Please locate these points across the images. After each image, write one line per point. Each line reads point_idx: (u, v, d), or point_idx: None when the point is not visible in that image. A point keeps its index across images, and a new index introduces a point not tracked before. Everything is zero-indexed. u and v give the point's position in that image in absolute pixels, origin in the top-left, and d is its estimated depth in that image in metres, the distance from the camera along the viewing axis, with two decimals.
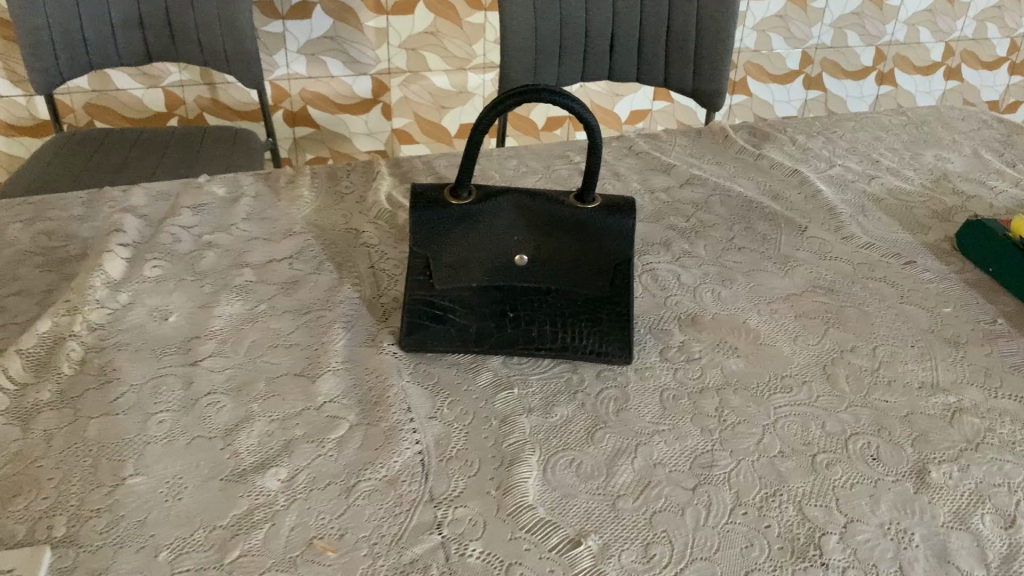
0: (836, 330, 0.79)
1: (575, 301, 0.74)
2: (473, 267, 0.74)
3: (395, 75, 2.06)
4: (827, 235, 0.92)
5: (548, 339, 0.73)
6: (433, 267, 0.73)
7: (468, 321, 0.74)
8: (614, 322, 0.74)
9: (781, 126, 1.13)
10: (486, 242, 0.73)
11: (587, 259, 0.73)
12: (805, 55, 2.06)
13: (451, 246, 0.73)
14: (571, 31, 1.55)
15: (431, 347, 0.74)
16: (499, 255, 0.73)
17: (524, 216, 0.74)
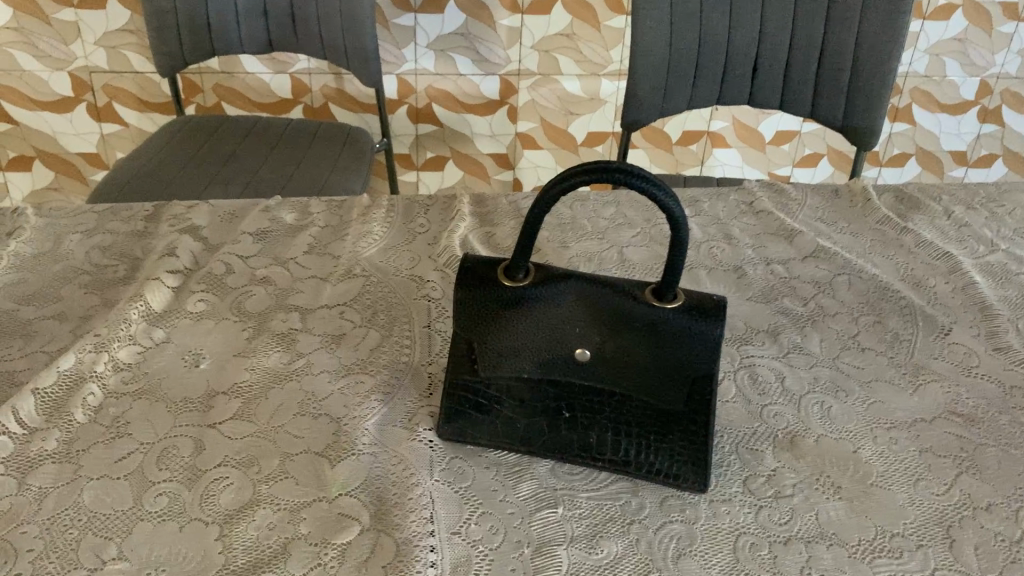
0: (968, 477, 0.64)
1: (644, 411, 0.62)
2: (526, 358, 0.62)
3: (525, 77, 1.94)
4: (974, 343, 0.76)
5: (608, 450, 0.62)
6: (480, 351, 0.63)
7: (516, 417, 0.63)
8: (691, 442, 0.61)
9: (935, 192, 0.97)
10: (543, 331, 0.62)
11: (663, 366, 0.61)
12: (985, 84, 1.97)
13: (501, 330, 0.62)
14: (710, 51, 1.40)
15: (470, 440, 0.64)
16: (557, 347, 0.62)
17: (591, 305, 0.63)
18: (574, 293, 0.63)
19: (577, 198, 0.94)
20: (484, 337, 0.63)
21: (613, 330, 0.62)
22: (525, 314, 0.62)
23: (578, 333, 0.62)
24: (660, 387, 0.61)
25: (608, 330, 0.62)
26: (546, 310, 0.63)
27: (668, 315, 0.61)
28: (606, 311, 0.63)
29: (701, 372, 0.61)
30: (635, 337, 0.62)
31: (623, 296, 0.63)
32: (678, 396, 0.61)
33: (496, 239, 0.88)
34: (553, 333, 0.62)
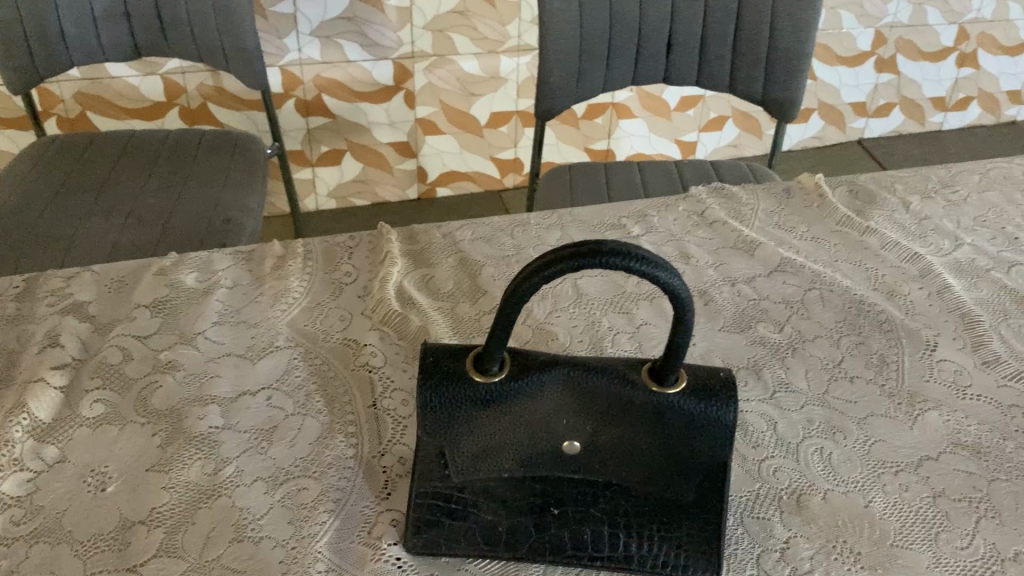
0: (988, 520, 0.59)
1: (647, 502, 0.54)
2: (506, 457, 0.54)
3: (420, 60, 1.75)
4: (962, 359, 0.71)
5: (606, 548, 0.53)
6: (450, 454, 0.54)
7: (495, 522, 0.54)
8: (701, 530, 0.53)
9: (888, 182, 0.91)
10: (526, 429, 0.54)
11: (665, 454, 0.53)
12: (879, 34, 1.96)
13: (474, 431, 0.53)
14: (622, 29, 1.30)
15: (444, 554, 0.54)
16: (541, 443, 0.54)
17: (580, 393, 0.54)
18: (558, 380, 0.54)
19: (516, 224, 0.85)
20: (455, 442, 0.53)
21: (605, 418, 0.54)
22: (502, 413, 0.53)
23: (565, 427, 0.54)
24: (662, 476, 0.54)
25: (601, 421, 0.54)
26: (527, 406, 0.54)
27: (673, 399, 0.53)
28: (596, 401, 0.54)
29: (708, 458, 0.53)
30: (632, 424, 0.54)
31: (615, 380, 0.54)
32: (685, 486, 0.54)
33: (435, 283, 0.78)
34: (535, 428, 0.54)
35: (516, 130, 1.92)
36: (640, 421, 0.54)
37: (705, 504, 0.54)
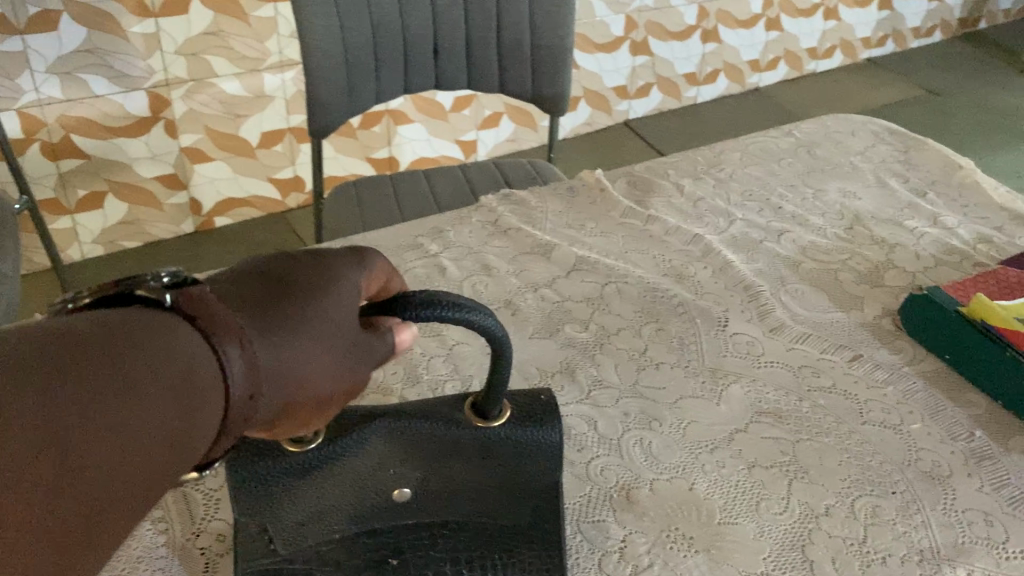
0: (799, 482, 0.63)
1: (487, 534, 0.53)
2: (334, 520, 0.51)
3: (177, 86, 1.63)
4: (753, 330, 0.76)
5: None
6: (273, 530, 0.50)
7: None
8: (542, 550, 0.53)
9: (662, 168, 0.96)
10: (352, 491, 0.50)
11: (498, 487, 0.53)
12: (629, 20, 2.06)
13: (296, 505, 0.49)
14: (387, 40, 1.28)
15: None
16: (371, 502, 0.51)
17: (407, 444, 0.51)
18: (384, 432, 0.50)
19: None
20: (276, 519, 0.49)
21: (435, 463, 0.51)
22: (325, 480, 0.49)
23: (394, 481, 0.51)
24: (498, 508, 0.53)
25: (432, 468, 0.51)
26: (350, 466, 0.49)
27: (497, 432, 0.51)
28: (424, 448, 0.51)
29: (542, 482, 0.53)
30: (461, 462, 0.52)
31: (438, 421, 0.51)
32: (521, 510, 0.54)
33: None
34: (363, 490, 0.50)
35: (291, 148, 1.84)
36: (471, 461, 0.52)
37: (542, 524, 0.54)
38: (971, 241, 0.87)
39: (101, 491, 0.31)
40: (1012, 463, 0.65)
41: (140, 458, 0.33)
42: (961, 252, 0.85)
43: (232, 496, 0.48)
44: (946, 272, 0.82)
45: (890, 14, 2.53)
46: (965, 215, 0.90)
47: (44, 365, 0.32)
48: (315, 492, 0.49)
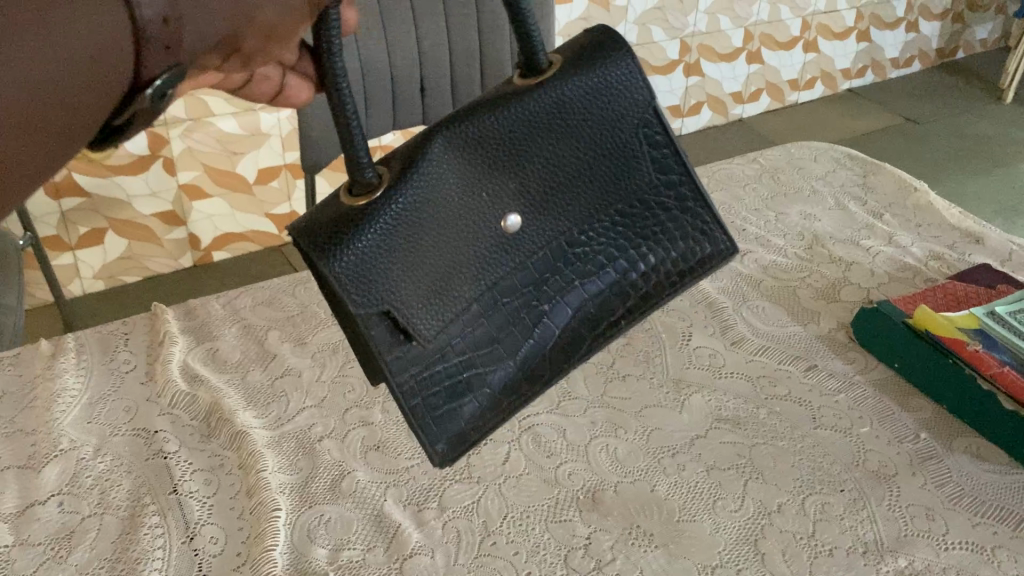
0: (754, 482, 0.68)
1: (588, 204, 0.61)
2: (455, 252, 0.56)
3: (174, 125, 1.69)
4: (715, 343, 0.81)
5: (585, 255, 0.61)
6: (404, 309, 0.54)
7: (460, 348, 0.58)
8: (629, 199, 0.62)
9: None
10: (434, 233, 0.55)
11: (550, 174, 0.59)
12: None
13: (391, 270, 0.54)
14: (375, 78, 1.32)
15: (438, 410, 0.58)
16: (456, 242, 0.56)
17: (456, 163, 0.56)
18: (432, 158, 0.55)
19: (296, 283, 0.86)
20: (387, 292, 0.54)
21: (507, 161, 0.57)
22: (410, 228, 0.54)
23: (465, 208, 0.56)
24: (562, 203, 0.60)
25: (491, 180, 0.57)
26: (435, 194, 0.55)
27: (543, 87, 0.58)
28: (492, 137, 0.57)
29: (582, 162, 0.60)
30: (528, 145, 0.58)
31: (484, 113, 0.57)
32: (602, 170, 0.61)
33: (221, 355, 0.77)
34: (441, 228, 0.55)
35: (287, 183, 1.88)
36: (518, 155, 0.58)
37: (622, 181, 0.62)
38: (923, 257, 0.92)
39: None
40: (953, 461, 0.70)
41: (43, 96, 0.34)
42: (913, 268, 0.90)
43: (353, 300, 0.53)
44: (897, 287, 0.87)
45: (868, 46, 2.60)
46: (919, 234, 0.96)
47: None
48: (425, 238, 0.55)
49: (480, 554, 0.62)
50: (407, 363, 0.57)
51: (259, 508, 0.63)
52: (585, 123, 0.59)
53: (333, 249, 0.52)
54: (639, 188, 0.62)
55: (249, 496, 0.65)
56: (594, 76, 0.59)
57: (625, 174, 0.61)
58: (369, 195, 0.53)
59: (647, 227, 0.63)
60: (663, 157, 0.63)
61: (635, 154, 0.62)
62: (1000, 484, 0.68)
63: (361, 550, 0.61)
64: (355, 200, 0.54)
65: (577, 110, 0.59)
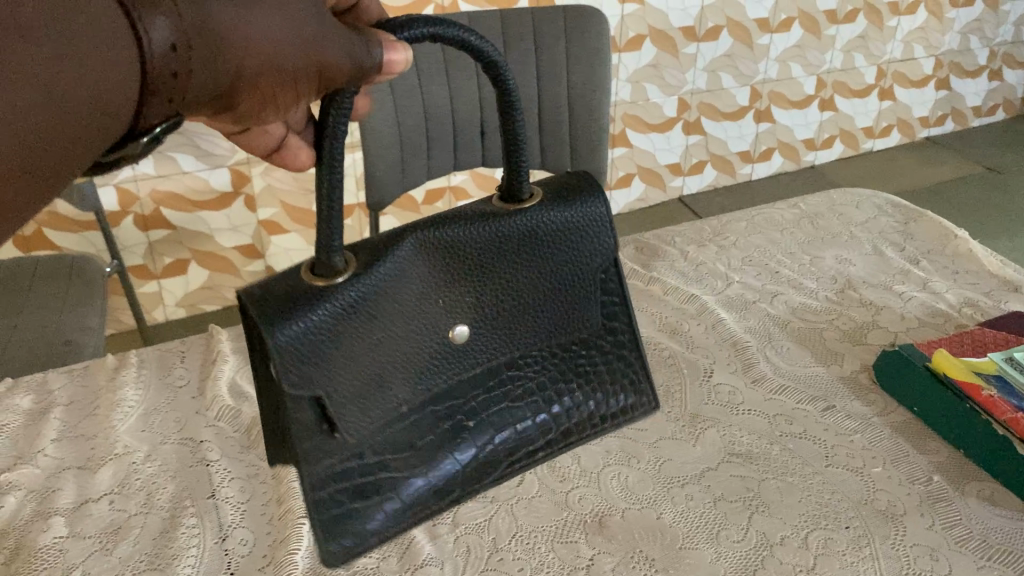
0: (760, 515, 0.69)
1: (532, 327, 0.69)
2: (396, 358, 0.62)
3: (256, 164, 1.79)
4: (735, 380, 0.83)
5: (515, 381, 0.70)
6: (335, 401, 0.59)
7: (376, 449, 0.64)
8: (569, 335, 0.72)
9: (669, 236, 1.05)
10: (385, 333, 0.62)
11: (504, 300, 0.68)
12: (682, 101, 2.13)
13: (336, 360, 0.59)
14: (437, 123, 1.38)
15: (338, 509, 0.63)
16: (401, 345, 0.63)
17: (425, 266, 0.64)
18: (406, 259, 0.63)
19: None
20: (325, 379, 0.59)
21: (474, 275, 0.66)
22: (366, 321, 0.60)
23: (416, 318, 0.63)
24: (511, 326, 0.68)
25: (449, 294, 0.65)
26: (397, 298, 0.62)
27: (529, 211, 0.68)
28: (468, 250, 0.65)
29: (534, 290, 0.69)
30: (493, 263, 0.67)
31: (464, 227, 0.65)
32: (552, 299, 0.70)
33: None
34: (394, 328, 0.62)
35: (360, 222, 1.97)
36: (481, 274, 0.66)
37: (571, 317, 0.71)
38: (957, 304, 0.92)
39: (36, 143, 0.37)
40: (964, 503, 0.70)
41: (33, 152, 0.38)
42: (945, 314, 0.90)
43: (286, 377, 0.57)
44: (926, 332, 0.88)
45: (948, 94, 2.54)
46: (956, 281, 0.96)
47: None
48: (372, 340, 0.61)
49: (486, 567, 0.65)
50: (322, 456, 0.61)
51: (286, 515, 0.68)
52: (550, 256, 0.69)
53: (283, 326, 0.57)
54: (583, 328, 0.72)
55: (279, 504, 0.70)
56: (563, 216, 0.70)
57: (565, 312, 0.71)
58: (330, 279, 0.59)
59: (580, 367, 0.73)
60: (608, 306, 0.74)
61: (587, 297, 0.72)
62: (1011, 529, 0.68)
63: (376, 558, 0.65)
64: (316, 280, 0.59)
65: (545, 242, 0.69)
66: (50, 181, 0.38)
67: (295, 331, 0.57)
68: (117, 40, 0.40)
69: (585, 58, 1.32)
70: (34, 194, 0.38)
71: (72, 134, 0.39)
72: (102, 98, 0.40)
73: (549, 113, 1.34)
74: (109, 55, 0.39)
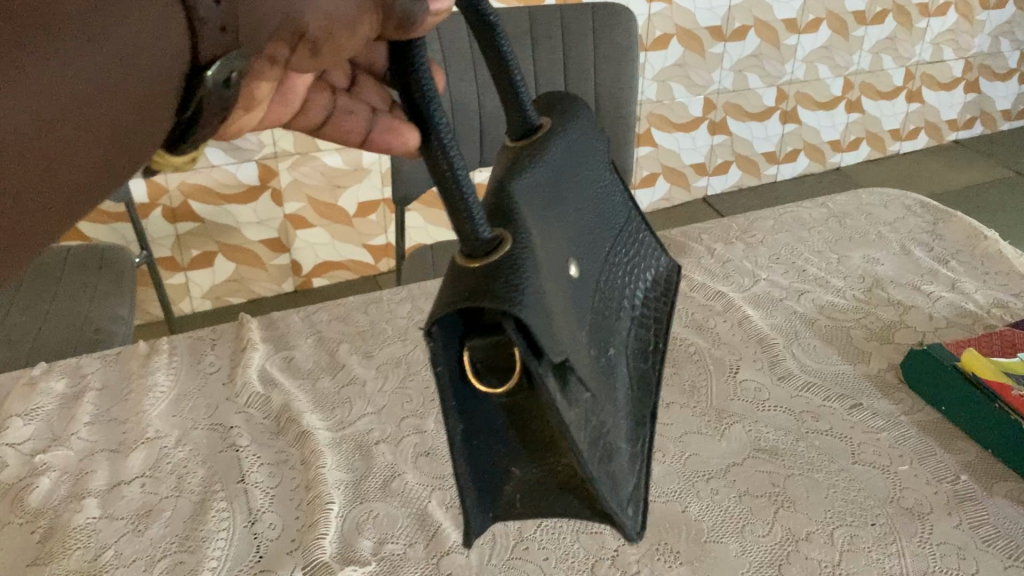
0: (785, 510, 0.69)
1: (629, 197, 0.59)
2: (575, 285, 0.47)
3: (283, 159, 1.80)
4: (761, 376, 0.83)
5: (648, 249, 0.59)
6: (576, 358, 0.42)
7: (591, 417, 0.44)
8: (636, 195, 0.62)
9: (696, 233, 1.06)
10: (567, 254, 0.47)
11: (609, 175, 0.57)
12: (707, 101, 2.13)
13: (557, 309, 0.41)
14: (464, 118, 1.39)
15: (580, 495, 0.46)
16: (580, 263, 0.49)
17: (554, 168, 0.49)
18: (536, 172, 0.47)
19: (370, 302, 0.94)
20: (560, 339, 0.40)
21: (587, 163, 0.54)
22: (549, 253, 0.44)
23: (593, 235, 0.51)
24: (623, 200, 0.58)
25: (585, 187, 0.52)
26: (552, 213, 0.47)
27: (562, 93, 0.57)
28: (574, 144, 0.53)
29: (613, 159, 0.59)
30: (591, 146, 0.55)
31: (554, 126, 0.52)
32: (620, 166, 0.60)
33: (296, 363, 0.85)
34: (568, 246, 0.47)
35: (385, 217, 1.97)
36: (590, 160, 0.54)
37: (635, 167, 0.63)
38: (986, 305, 0.92)
39: (82, 105, 0.32)
40: (991, 503, 0.70)
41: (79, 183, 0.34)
42: (974, 315, 0.90)
43: (539, 360, 0.39)
44: (955, 332, 0.88)
45: (978, 97, 2.51)
46: (985, 282, 0.96)
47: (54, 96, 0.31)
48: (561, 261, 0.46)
49: (512, 557, 0.65)
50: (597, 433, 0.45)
51: (314, 500, 0.69)
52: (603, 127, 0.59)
53: (517, 286, 0.38)
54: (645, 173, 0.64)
55: (308, 490, 0.71)
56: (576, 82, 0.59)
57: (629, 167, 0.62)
58: (489, 254, 0.40)
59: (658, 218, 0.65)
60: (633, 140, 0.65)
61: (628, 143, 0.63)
62: None
63: (403, 545, 0.66)
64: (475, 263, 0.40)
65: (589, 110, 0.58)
66: (103, 154, 0.34)
67: (520, 299, 0.38)
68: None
69: (613, 56, 1.32)
70: (89, 170, 0.34)
71: (119, 96, 0.34)
72: (143, 47, 0.34)
73: None
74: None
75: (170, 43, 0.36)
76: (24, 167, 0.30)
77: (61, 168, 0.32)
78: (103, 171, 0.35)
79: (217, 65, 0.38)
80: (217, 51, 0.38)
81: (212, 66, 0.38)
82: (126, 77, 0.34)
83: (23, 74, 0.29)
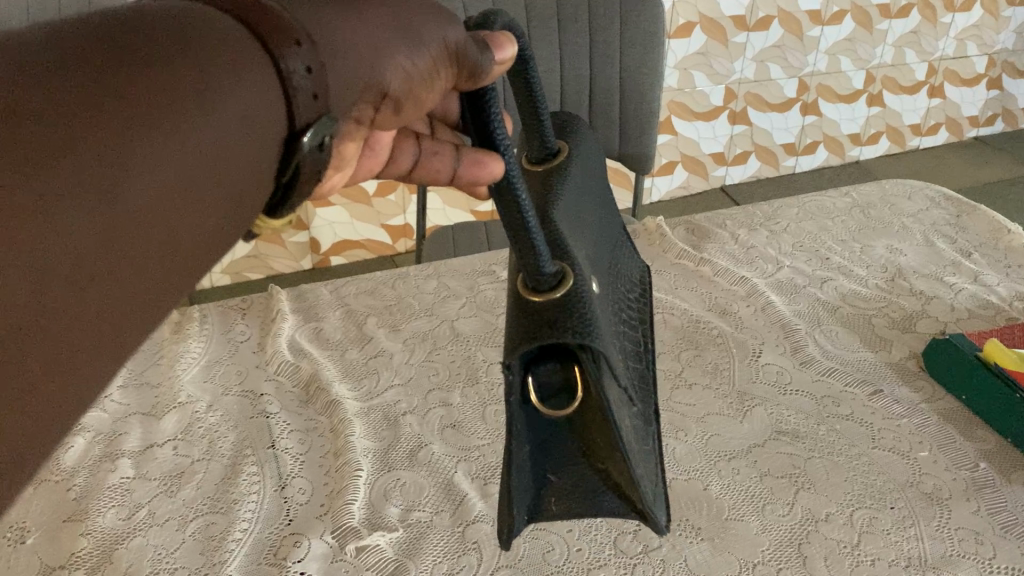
0: (805, 491, 0.70)
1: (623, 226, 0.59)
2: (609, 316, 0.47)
3: None
4: (784, 361, 0.84)
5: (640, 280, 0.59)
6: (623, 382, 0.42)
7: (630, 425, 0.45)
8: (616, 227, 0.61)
9: (721, 219, 1.06)
10: (599, 284, 0.47)
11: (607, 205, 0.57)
12: (729, 91, 2.13)
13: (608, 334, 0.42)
14: None
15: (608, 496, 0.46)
16: (607, 298, 0.49)
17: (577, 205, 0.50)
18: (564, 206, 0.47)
19: (397, 277, 0.95)
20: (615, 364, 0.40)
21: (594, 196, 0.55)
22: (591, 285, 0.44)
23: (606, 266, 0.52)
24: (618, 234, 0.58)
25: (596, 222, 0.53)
26: (582, 240, 0.48)
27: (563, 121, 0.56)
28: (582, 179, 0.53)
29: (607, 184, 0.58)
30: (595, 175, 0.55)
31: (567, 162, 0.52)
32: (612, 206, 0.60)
33: (324, 334, 0.86)
34: (597, 275, 0.48)
35: (404, 197, 1.97)
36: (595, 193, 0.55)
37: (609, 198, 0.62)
38: (1008, 298, 0.92)
39: (197, 169, 0.33)
40: (1010, 491, 0.70)
41: (194, 257, 0.33)
42: (996, 307, 0.91)
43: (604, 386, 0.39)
44: (976, 323, 0.88)
45: (1000, 94, 2.49)
46: (1008, 276, 0.96)
47: (173, 158, 0.31)
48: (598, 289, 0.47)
49: (535, 528, 0.67)
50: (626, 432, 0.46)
51: (343, 467, 0.71)
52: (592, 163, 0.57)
53: (587, 318, 0.38)
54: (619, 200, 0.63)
55: (336, 457, 0.72)
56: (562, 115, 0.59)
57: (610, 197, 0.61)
58: (554, 291, 0.40)
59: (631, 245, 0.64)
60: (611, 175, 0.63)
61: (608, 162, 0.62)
62: None
63: (429, 513, 0.67)
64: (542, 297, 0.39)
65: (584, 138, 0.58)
66: (217, 222, 0.34)
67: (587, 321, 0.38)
68: (242, 56, 0.36)
69: (641, 41, 1.32)
70: (209, 239, 0.34)
71: (228, 166, 0.35)
72: (245, 115, 0.35)
73: (600, 94, 1.35)
74: (239, 68, 0.35)
75: (267, 114, 0.37)
76: (150, 234, 0.30)
77: (185, 233, 0.32)
78: (220, 242, 0.35)
79: (311, 132, 0.38)
80: (310, 116, 0.38)
81: (307, 132, 0.38)
82: (230, 148, 0.35)
83: (158, 142, 0.31)
